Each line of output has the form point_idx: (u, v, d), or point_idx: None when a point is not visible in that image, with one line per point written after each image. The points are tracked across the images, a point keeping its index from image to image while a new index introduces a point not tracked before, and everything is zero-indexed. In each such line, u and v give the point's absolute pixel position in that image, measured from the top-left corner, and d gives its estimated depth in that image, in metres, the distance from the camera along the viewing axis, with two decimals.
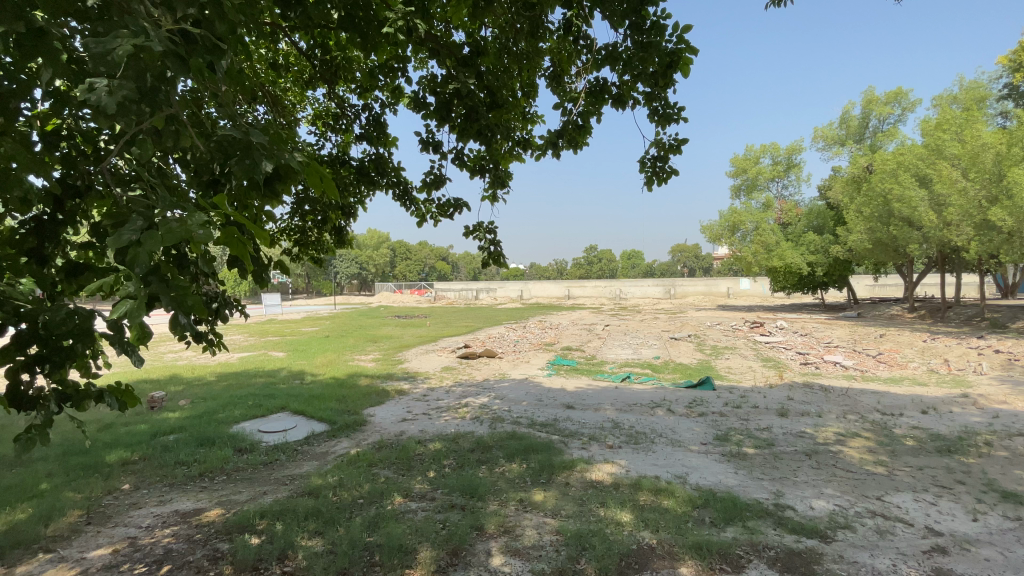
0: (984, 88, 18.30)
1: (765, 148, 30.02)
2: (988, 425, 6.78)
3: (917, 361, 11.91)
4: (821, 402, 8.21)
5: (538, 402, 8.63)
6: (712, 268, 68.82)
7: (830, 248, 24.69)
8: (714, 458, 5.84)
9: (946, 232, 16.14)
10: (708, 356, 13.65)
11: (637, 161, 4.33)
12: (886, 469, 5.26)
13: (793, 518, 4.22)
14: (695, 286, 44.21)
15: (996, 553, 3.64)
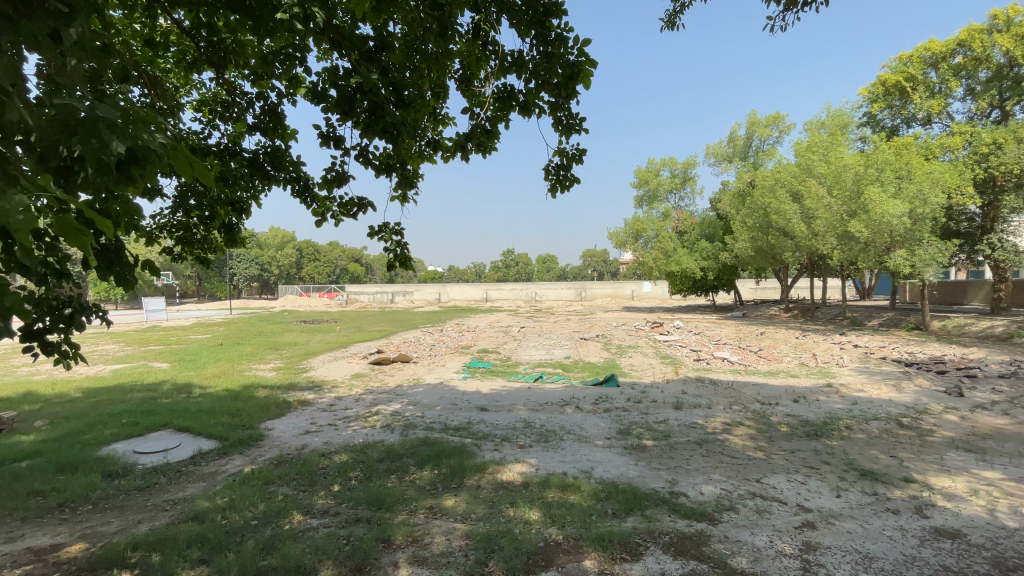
0: (846, 115, 21.13)
1: (665, 162, 32.41)
2: (846, 410, 7.80)
3: (790, 355, 13.45)
4: (711, 394, 8.99)
5: (451, 406, 8.55)
6: (620, 273, 72.89)
7: (721, 254, 27.17)
8: (617, 451, 6.15)
9: (815, 241, 18.44)
10: (614, 355, 14.40)
11: (542, 168, 4.46)
12: (764, 453, 5.86)
13: (687, 504, 4.55)
14: (604, 289, 46.52)
15: (854, 524, 4.15)
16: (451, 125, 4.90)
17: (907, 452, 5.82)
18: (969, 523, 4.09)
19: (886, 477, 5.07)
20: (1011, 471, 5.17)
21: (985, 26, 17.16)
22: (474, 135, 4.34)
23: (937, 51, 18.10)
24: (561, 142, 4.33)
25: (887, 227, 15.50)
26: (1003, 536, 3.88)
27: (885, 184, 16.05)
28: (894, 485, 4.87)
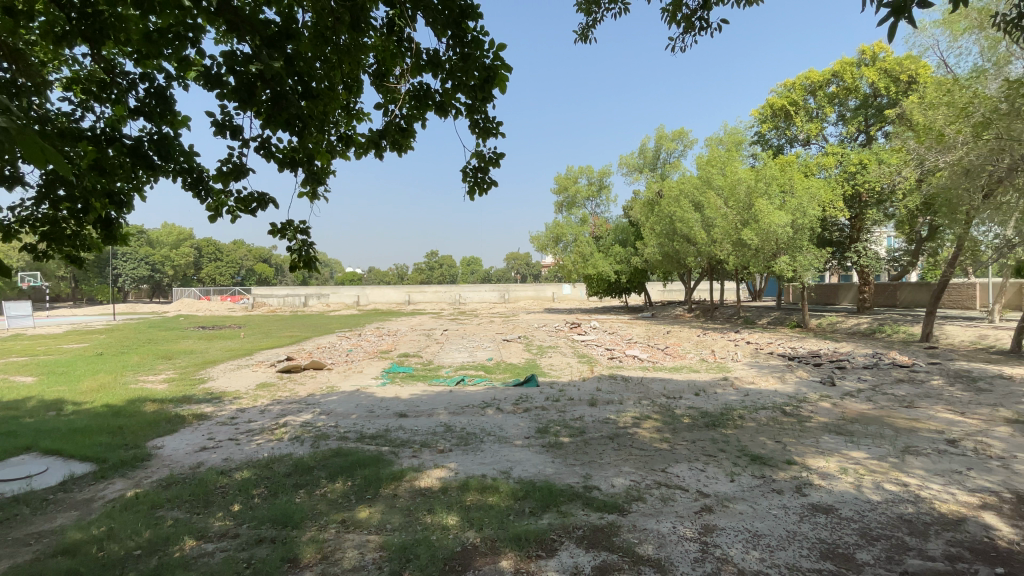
0: (740, 133, 23.22)
1: (583, 169, 33.73)
2: (739, 401, 8.58)
3: (693, 352, 14.56)
4: (623, 391, 9.48)
5: (368, 414, 8.24)
6: (541, 275, 74.62)
7: (633, 258, 28.79)
8: (535, 450, 6.28)
9: (713, 247, 20.13)
10: (534, 356, 14.72)
11: (460, 170, 4.47)
12: (669, 444, 6.28)
13: (599, 498, 4.74)
14: (526, 291, 47.31)
15: (745, 506, 4.56)
16: (366, 121, 4.73)
17: (789, 437, 6.51)
18: (838, 497, 4.64)
19: (773, 460, 5.63)
20: (870, 449, 5.96)
21: (855, 61, 19.63)
22: (389, 132, 4.26)
23: (815, 80, 20.52)
24: (478, 144, 4.39)
25: (773, 236, 17.30)
26: (864, 507, 4.45)
27: (772, 198, 17.89)
28: (779, 468, 5.42)
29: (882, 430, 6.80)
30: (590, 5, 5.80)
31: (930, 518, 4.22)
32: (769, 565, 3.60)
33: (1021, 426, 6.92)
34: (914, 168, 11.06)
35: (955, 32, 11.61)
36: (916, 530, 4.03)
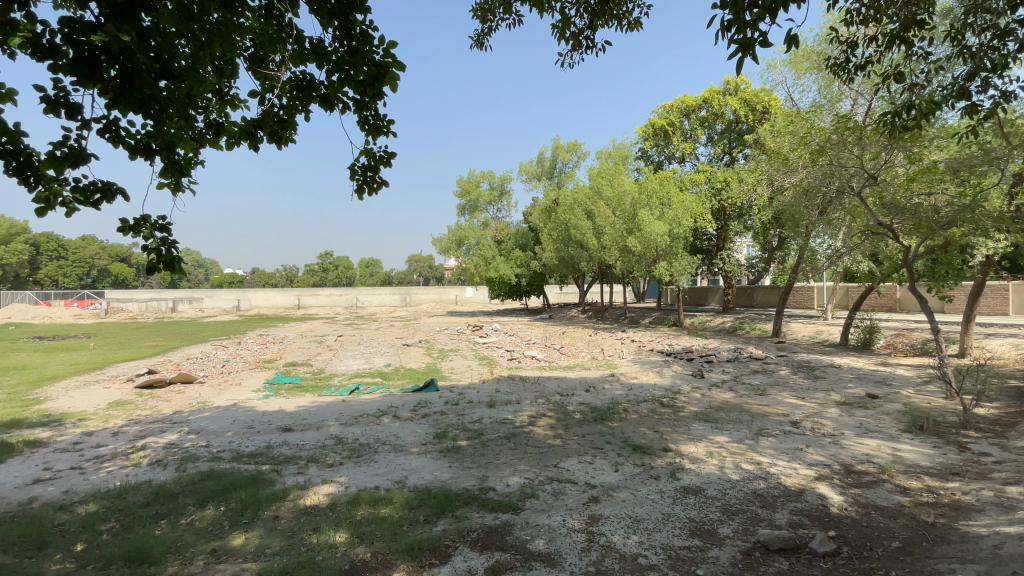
0: (626, 148, 25.05)
1: (484, 174, 34.12)
2: (625, 395, 9.25)
3: (586, 351, 15.39)
4: (520, 391, 9.73)
5: (247, 430, 7.52)
6: (444, 278, 74.01)
7: (532, 262, 29.74)
8: (432, 456, 6.18)
9: (603, 253, 21.49)
10: (434, 360, 14.53)
11: (348, 168, 4.31)
12: (561, 440, 6.56)
13: (494, 498, 4.80)
14: (428, 294, 46.34)
15: (627, 493, 4.90)
16: (243, 108, 4.33)
17: (667, 426, 7.15)
18: (705, 479, 5.19)
19: (652, 449, 6.13)
20: (731, 433, 6.75)
21: (722, 90, 22.18)
22: (267, 122, 3.98)
23: (690, 104, 22.85)
24: (368, 142, 4.28)
25: (654, 243, 18.93)
26: (726, 485, 5.02)
27: (653, 209, 19.60)
28: (657, 455, 5.92)
29: (741, 416, 7.75)
30: (485, 13, 5.88)
31: (776, 491, 4.88)
32: (647, 547, 3.91)
33: (844, 407, 8.30)
34: (766, 187, 12.77)
35: (800, 72, 13.59)
36: (767, 503, 4.64)
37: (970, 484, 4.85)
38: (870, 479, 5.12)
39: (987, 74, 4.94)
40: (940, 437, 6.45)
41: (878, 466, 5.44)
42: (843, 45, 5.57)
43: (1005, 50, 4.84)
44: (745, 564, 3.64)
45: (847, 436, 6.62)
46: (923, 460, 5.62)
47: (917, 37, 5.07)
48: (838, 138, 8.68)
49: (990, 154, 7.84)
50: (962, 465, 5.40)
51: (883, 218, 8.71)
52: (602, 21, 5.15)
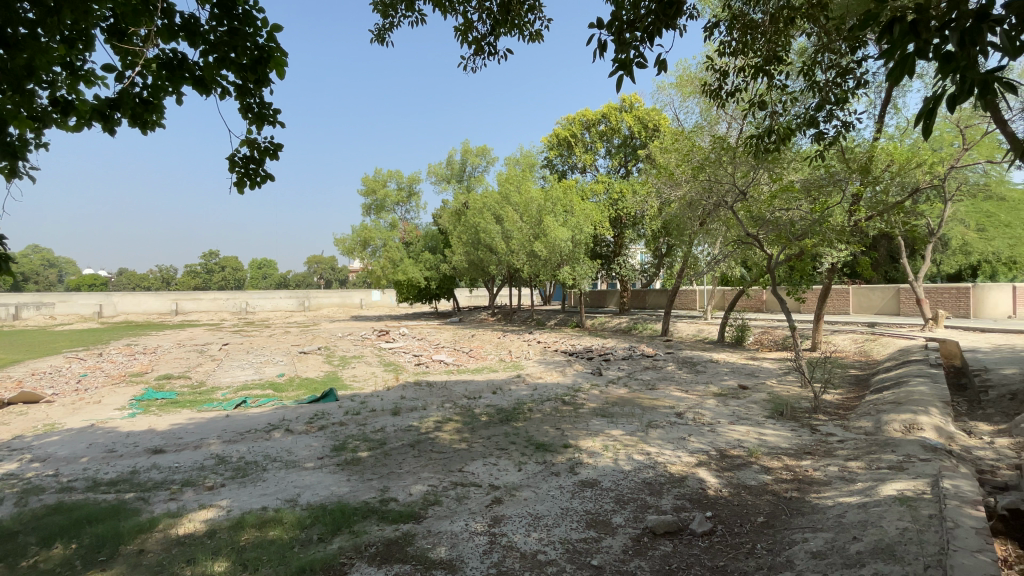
0: (533, 156, 25.69)
1: (391, 174, 33.11)
2: (530, 395, 9.49)
3: (493, 353, 15.55)
4: (426, 396, 9.55)
5: (107, 454, 6.53)
6: (348, 281, 70.46)
7: (441, 265, 29.46)
8: (328, 470, 5.83)
9: (511, 257, 21.88)
10: (335, 368, 13.77)
11: (226, 159, 4.03)
12: (466, 444, 6.54)
13: (395, 509, 4.65)
14: (330, 297, 43.75)
15: (529, 492, 5.02)
16: (100, 86, 3.78)
17: (567, 423, 7.43)
18: (601, 472, 5.48)
19: (554, 446, 6.34)
20: (626, 427, 7.20)
21: (619, 106, 23.73)
22: (126, 103, 3.52)
23: (591, 118, 24.13)
24: (250, 132, 4.07)
25: (559, 248, 19.71)
26: (620, 477, 5.34)
27: (557, 216, 20.40)
28: (558, 452, 6.13)
29: (634, 410, 8.31)
30: (386, 9, 5.74)
31: (664, 478, 5.29)
32: (546, 543, 4.02)
33: (721, 397, 9.26)
34: (658, 199, 13.86)
35: (685, 95, 14.97)
36: (655, 490, 5.01)
37: (817, 460, 5.64)
38: (741, 462, 5.74)
39: (831, 106, 5.81)
40: (796, 421, 7.43)
41: (748, 449, 6.13)
42: (717, 72, 6.24)
43: (845, 87, 5.71)
44: (635, 550, 3.89)
45: (723, 424, 7.37)
46: (782, 442, 6.43)
47: (778, 71, 5.80)
48: (716, 156, 9.67)
49: (832, 178, 9.24)
50: (812, 445, 6.27)
51: (751, 229, 9.84)
52: (505, 30, 5.26)
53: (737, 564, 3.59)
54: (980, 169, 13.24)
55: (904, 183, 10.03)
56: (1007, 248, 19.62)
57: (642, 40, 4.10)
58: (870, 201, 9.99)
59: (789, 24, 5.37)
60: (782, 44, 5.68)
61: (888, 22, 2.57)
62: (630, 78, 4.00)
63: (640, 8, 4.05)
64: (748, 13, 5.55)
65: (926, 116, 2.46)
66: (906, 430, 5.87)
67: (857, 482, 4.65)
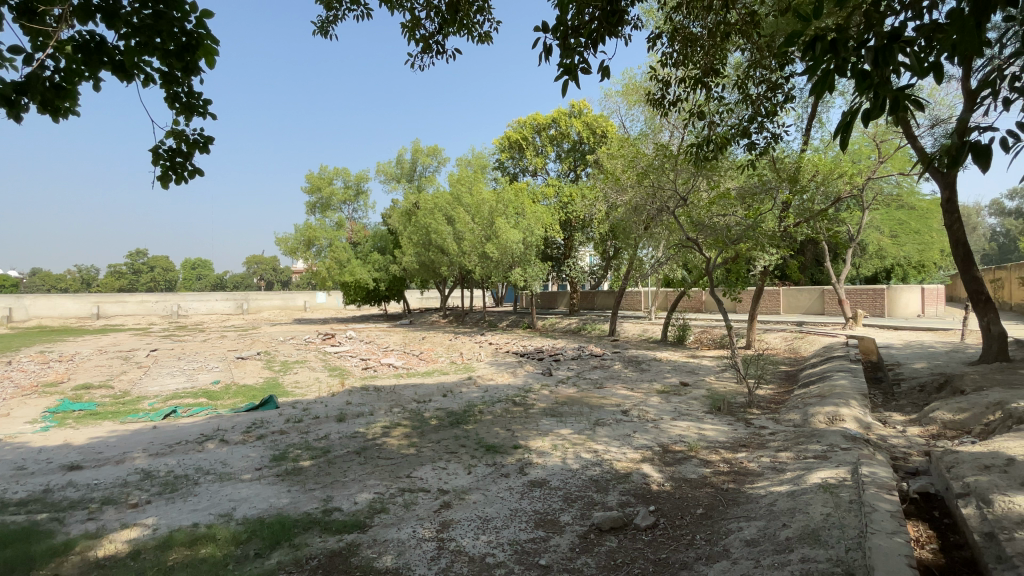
0: (484, 158, 25.58)
1: (337, 172, 32.02)
2: (481, 398, 9.45)
3: (444, 355, 15.38)
4: (373, 401, 9.28)
5: (12, 473, 5.89)
6: (291, 282, 67.42)
7: (390, 266, 28.82)
8: (267, 481, 5.54)
9: (463, 258, 21.74)
10: (275, 374, 13.12)
11: (149, 151, 3.75)
12: (414, 449, 6.41)
13: (339, 519, 4.49)
14: (271, 300, 41.73)
15: (478, 495, 4.98)
16: None
17: (517, 424, 7.46)
18: (550, 472, 5.53)
19: (503, 448, 6.35)
20: (574, 426, 7.33)
21: (568, 112, 24.21)
22: (35, 88, 3.18)
23: (541, 122, 24.43)
24: (177, 123, 3.82)
25: (510, 250, 19.81)
26: (568, 475, 5.42)
27: (509, 218, 20.49)
28: (508, 453, 6.14)
29: (583, 409, 8.47)
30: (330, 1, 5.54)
31: (610, 475, 5.42)
32: (495, 545, 4.02)
33: (664, 395, 9.62)
34: (605, 203, 14.22)
35: (631, 103, 15.46)
36: (602, 487, 5.12)
37: (751, 452, 5.97)
38: (682, 457, 5.99)
39: (762, 119, 6.19)
40: (732, 416, 7.84)
41: (688, 444, 6.39)
42: (659, 82, 6.48)
43: (774, 100, 6.08)
44: (582, 547, 3.96)
45: (666, 420, 7.66)
46: (720, 436, 6.76)
47: (715, 83, 6.10)
48: (659, 163, 10.06)
49: (764, 186, 9.84)
50: (747, 438, 6.63)
51: (691, 233, 10.30)
52: (453, 29, 5.22)
53: (678, 555, 3.73)
54: (892, 181, 14.52)
55: (828, 192, 10.83)
56: (913, 253, 21.70)
57: (587, 46, 4.21)
58: (799, 208, 10.72)
59: (725, 38, 5.66)
60: (718, 57, 5.98)
61: (811, 40, 2.77)
62: (575, 82, 4.09)
63: (584, 15, 4.14)
64: (688, 26, 5.80)
65: (844, 129, 2.69)
66: (829, 421, 6.33)
67: (787, 471, 4.97)
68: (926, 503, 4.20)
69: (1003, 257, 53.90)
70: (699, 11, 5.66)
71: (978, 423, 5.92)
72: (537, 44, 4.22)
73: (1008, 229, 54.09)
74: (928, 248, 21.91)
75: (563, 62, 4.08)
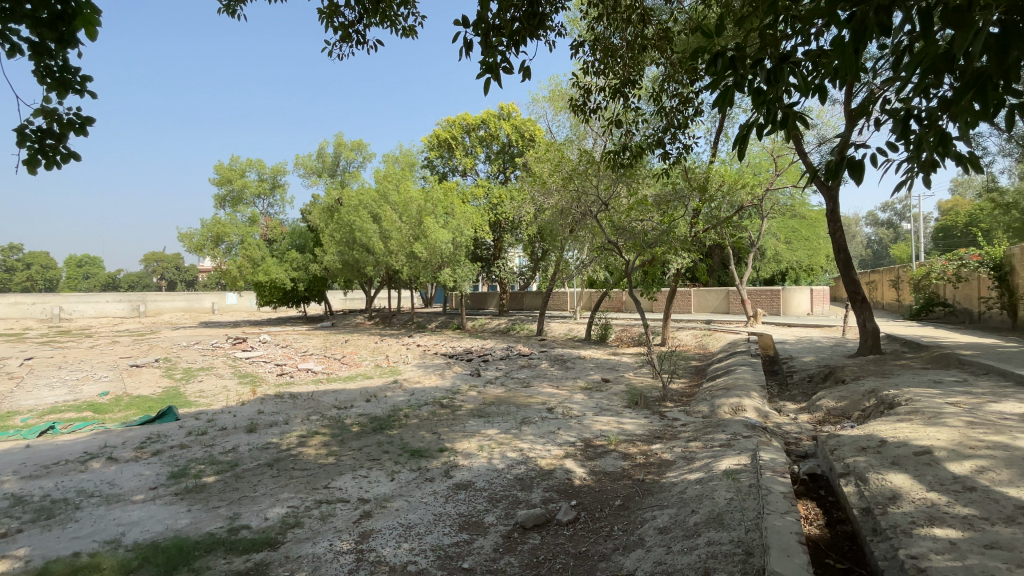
0: (412, 155, 24.73)
1: (251, 163, 29.84)
2: (406, 401, 9.23)
3: (368, 359, 14.85)
4: (289, 409, 8.73)
5: None
6: (197, 282, 61.83)
7: (311, 266, 27.35)
8: (164, 501, 5.01)
9: (389, 258, 21.14)
10: (176, 382, 11.94)
11: (11, 130, 3.24)
12: (334, 458, 6.12)
13: (247, 538, 4.16)
14: (173, 301, 38.02)
15: (401, 502, 4.84)
16: None
17: (444, 426, 7.36)
18: (475, 473, 5.51)
19: (429, 451, 6.22)
20: (501, 425, 7.36)
21: (497, 114, 24.38)
22: None
23: (470, 122, 24.38)
24: (47, 100, 3.33)
25: (439, 250, 19.58)
26: (493, 475, 5.43)
27: (437, 217, 20.23)
28: (433, 457, 6.03)
29: (509, 408, 8.54)
30: None
31: (534, 473, 5.50)
32: (417, 553, 3.91)
33: (588, 392, 9.95)
34: (532, 206, 14.44)
35: (557, 109, 15.85)
36: (526, 485, 5.18)
37: (665, 443, 6.33)
38: (604, 451, 6.21)
39: (674, 130, 6.58)
40: (650, 410, 8.27)
41: (609, 439, 6.65)
42: (581, 89, 6.67)
43: (686, 113, 6.48)
44: (506, 547, 3.97)
45: (589, 416, 7.92)
46: (638, 429, 7.10)
47: (633, 94, 6.38)
48: (583, 169, 10.39)
49: (677, 195, 10.50)
50: (662, 430, 7.02)
51: (612, 237, 10.76)
52: (375, 19, 5.04)
53: (597, 547, 3.86)
54: (787, 193, 16.09)
55: (733, 202, 11.79)
56: (804, 258, 24.24)
57: (507, 47, 4.25)
58: (708, 215, 11.57)
59: (642, 51, 5.95)
60: (636, 70, 6.27)
61: (713, 56, 3.00)
62: (497, 81, 4.10)
63: (506, 15, 4.17)
64: (608, 36, 6.02)
65: (742, 141, 2.97)
66: (733, 412, 6.88)
67: (697, 460, 5.31)
68: (813, 482, 4.67)
69: (874, 262, 61.83)
70: (619, 23, 5.90)
71: (855, 409, 6.71)
72: (455, 38, 4.17)
73: (879, 237, 62.12)
74: (815, 253, 24.58)
75: (486, 61, 4.06)
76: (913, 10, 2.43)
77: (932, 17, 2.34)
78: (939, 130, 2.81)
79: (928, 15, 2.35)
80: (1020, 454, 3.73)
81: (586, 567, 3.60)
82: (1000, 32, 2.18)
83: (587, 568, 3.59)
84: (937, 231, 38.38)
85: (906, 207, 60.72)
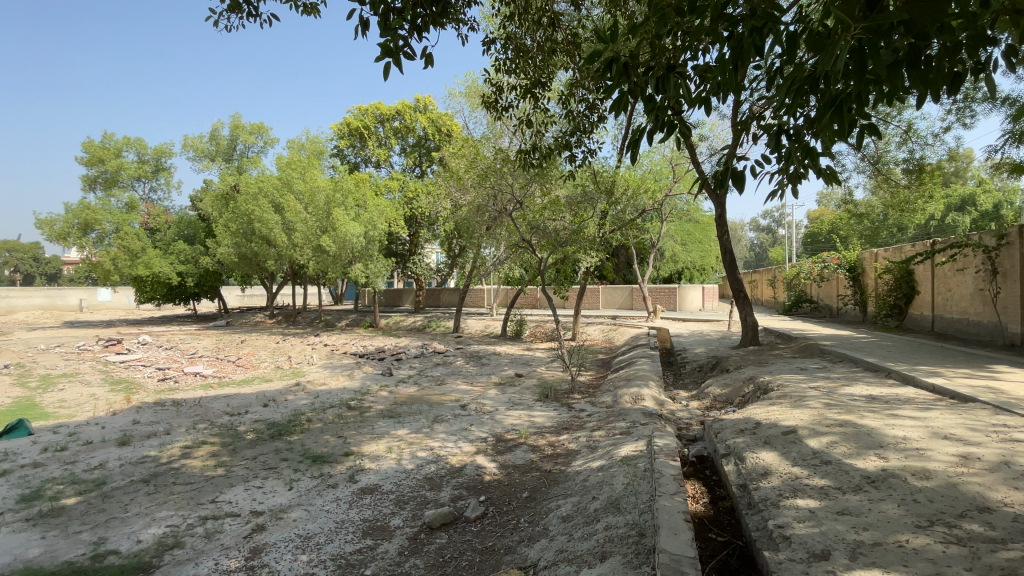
0: (321, 143, 23.09)
1: (129, 142, 26.39)
2: (309, 404, 8.71)
3: (267, 360, 13.83)
4: (170, 418, 7.83)
5: None
6: (59, 275, 53.23)
7: (202, 259, 24.83)
8: (10, 529, 4.27)
9: (293, 251, 19.88)
10: (29, 392, 10.20)
11: None
12: (222, 469, 5.60)
13: (115, 564, 3.68)
14: (28, 297, 32.52)
15: (300, 511, 4.55)
16: None
17: (351, 429, 7.05)
18: (382, 475, 5.33)
19: (333, 456, 5.91)
20: (411, 425, 7.20)
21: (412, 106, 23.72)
22: None
23: (384, 112, 23.49)
24: None
25: (349, 244, 18.65)
26: (401, 477, 5.28)
27: (348, 209, 19.19)
28: (337, 462, 5.73)
29: (421, 407, 8.36)
30: None
31: (444, 471, 5.45)
32: (314, 565, 3.70)
33: (500, 387, 10.07)
34: (448, 202, 14.08)
35: (473, 105, 15.86)
36: (435, 485, 5.12)
37: (572, 434, 6.58)
38: (513, 444, 6.33)
39: (581, 133, 6.85)
40: (559, 402, 8.55)
41: (519, 432, 6.78)
42: (494, 87, 6.62)
43: (591, 115, 6.74)
44: (411, 549, 3.89)
45: (501, 411, 8.02)
46: (547, 422, 7.32)
47: (543, 96, 6.49)
48: (499, 166, 10.26)
49: (587, 196, 10.98)
50: (568, 421, 7.30)
51: (526, 235, 10.97)
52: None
53: (504, 541, 3.92)
54: (684, 199, 17.47)
55: (636, 205, 12.60)
56: (697, 259, 26.56)
57: (408, 30, 4.12)
58: (615, 217, 12.31)
59: (552, 55, 6.13)
60: (546, 73, 6.39)
61: (608, 61, 3.16)
62: (397, 66, 3.91)
63: (411, 2, 4.03)
64: (520, 37, 6.11)
65: (634, 145, 3.17)
66: (634, 401, 7.35)
67: (599, 448, 5.58)
68: (700, 464, 5.12)
69: (756, 264, 69.62)
70: (530, 24, 6.03)
71: (736, 394, 7.46)
72: (352, 14, 3.96)
73: (760, 242, 70.06)
74: (707, 254, 26.98)
75: (386, 44, 3.86)
76: (783, 35, 2.69)
77: (797, 43, 2.63)
78: (804, 145, 3.17)
79: (795, 41, 2.63)
80: (863, 430, 4.35)
81: (491, 561, 3.64)
82: (850, 58, 2.48)
83: (493, 563, 3.63)
84: (806, 238, 44.07)
85: (781, 216, 69.03)
